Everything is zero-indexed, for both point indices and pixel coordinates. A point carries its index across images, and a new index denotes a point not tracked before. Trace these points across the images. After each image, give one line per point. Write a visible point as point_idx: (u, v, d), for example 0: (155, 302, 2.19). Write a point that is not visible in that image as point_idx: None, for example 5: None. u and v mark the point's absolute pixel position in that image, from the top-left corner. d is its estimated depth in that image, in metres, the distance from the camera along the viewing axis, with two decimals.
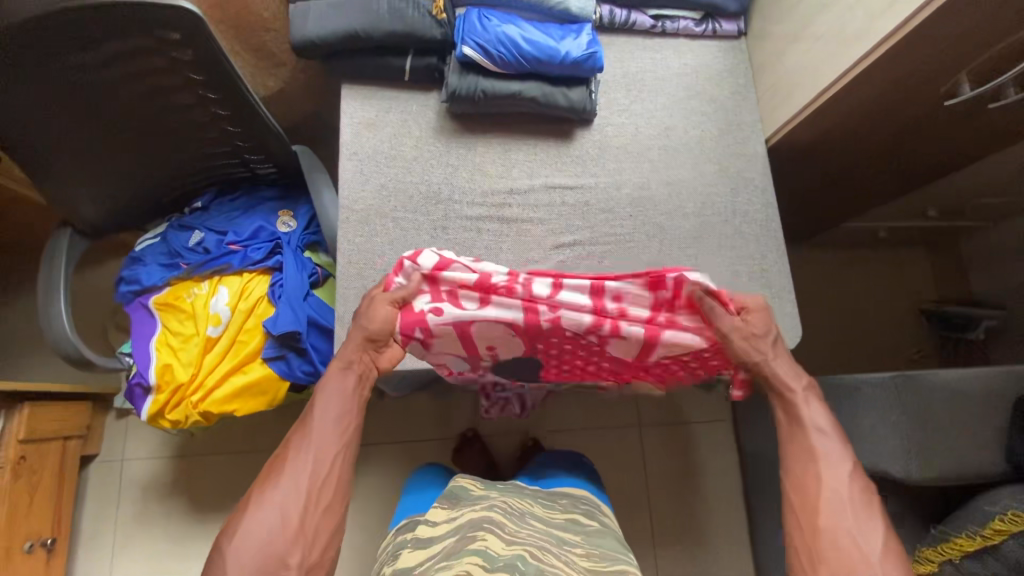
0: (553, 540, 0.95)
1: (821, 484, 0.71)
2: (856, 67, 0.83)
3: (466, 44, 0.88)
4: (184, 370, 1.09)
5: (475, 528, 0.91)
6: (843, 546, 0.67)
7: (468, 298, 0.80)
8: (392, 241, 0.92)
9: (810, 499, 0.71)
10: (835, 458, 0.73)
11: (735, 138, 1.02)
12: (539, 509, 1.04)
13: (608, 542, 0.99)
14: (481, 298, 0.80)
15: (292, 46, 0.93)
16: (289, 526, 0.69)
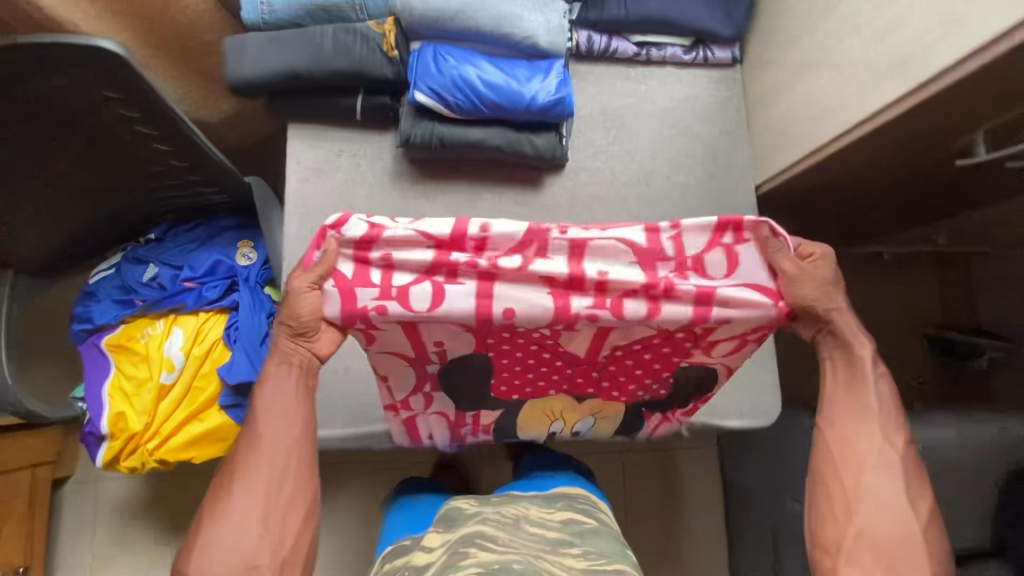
0: (547, 544, 0.79)
1: (870, 444, 0.66)
2: (857, 130, 0.73)
3: (418, 89, 0.79)
4: (138, 418, 1.05)
5: (467, 544, 0.77)
6: (891, 513, 0.63)
7: (411, 282, 0.64)
8: None
9: (849, 461, 0.66)
10: (883, 415, 0.67)
11: (724, 183, 0.93)
12: (536, 513, 0.89)
13: (608, 536, 0.84)
14: (430, 282, 0.64)
15: (229, 86, 0.83)
16: (253, 531, 0.63)
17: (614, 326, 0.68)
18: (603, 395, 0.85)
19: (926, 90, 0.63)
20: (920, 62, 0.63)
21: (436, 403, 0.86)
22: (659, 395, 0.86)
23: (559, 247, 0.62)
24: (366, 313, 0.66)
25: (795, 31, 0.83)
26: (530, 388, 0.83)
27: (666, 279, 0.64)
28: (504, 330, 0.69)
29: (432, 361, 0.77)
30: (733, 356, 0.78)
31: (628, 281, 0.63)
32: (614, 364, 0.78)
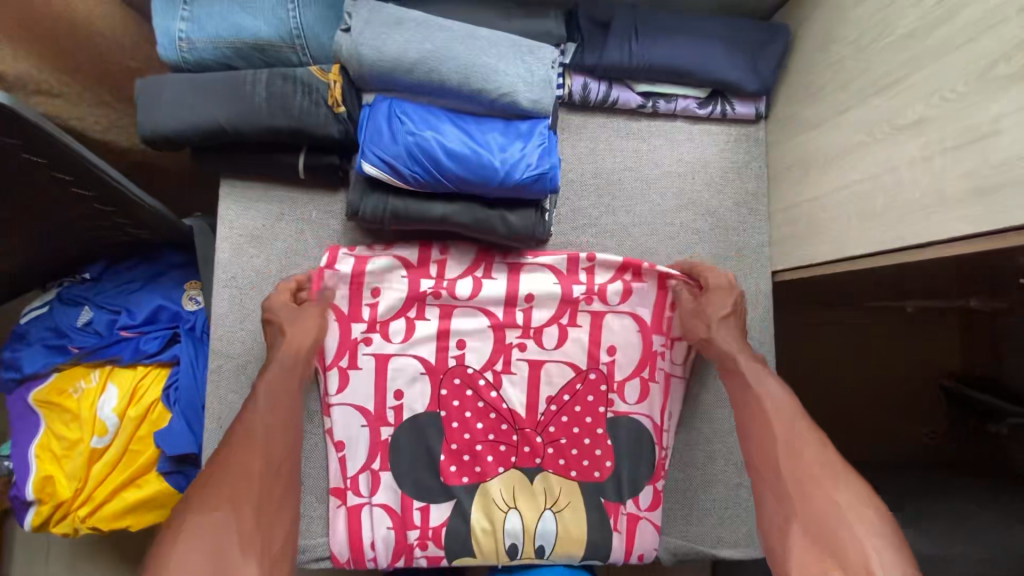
0: None
1: (769, 420, 0.62)
2: (907, 254, 0.57)
3: (366, 159, 0.64)
4: (69, 482, 0.95)
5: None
6: (812, 487, 0.55)
7: (388, 313, 0.75)
8: None
9: (765, 453, 0.61)
10: (772, 394, 0.64)
11: (736, 267, 0.79)
12: None
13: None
14: (403, 312, 0.75)
15: (142, 138, 0.69)
16: (243, 522, 0.53)
17: (539, 353, 0.76)
18: (555, 468, 0.74)
19: (1009, 236, 0.46)
20: (1003, 198, 0.46)
21: (381, 483, 0.72)
22: (607, 472, 0.74)
23: (501, 269, 0.76)
24: (352, 341, 0.74)
25: (836, 98, 0.67)
26: (480, 465, 0.73)
27: (575, 300, 0.76)
28: (452, 360, 0.75)
29: (386, 420, 0.73)
30: (651, 401, 0.76)
31: (547, 307, 0.76)
32: (553, 423, 0.75)
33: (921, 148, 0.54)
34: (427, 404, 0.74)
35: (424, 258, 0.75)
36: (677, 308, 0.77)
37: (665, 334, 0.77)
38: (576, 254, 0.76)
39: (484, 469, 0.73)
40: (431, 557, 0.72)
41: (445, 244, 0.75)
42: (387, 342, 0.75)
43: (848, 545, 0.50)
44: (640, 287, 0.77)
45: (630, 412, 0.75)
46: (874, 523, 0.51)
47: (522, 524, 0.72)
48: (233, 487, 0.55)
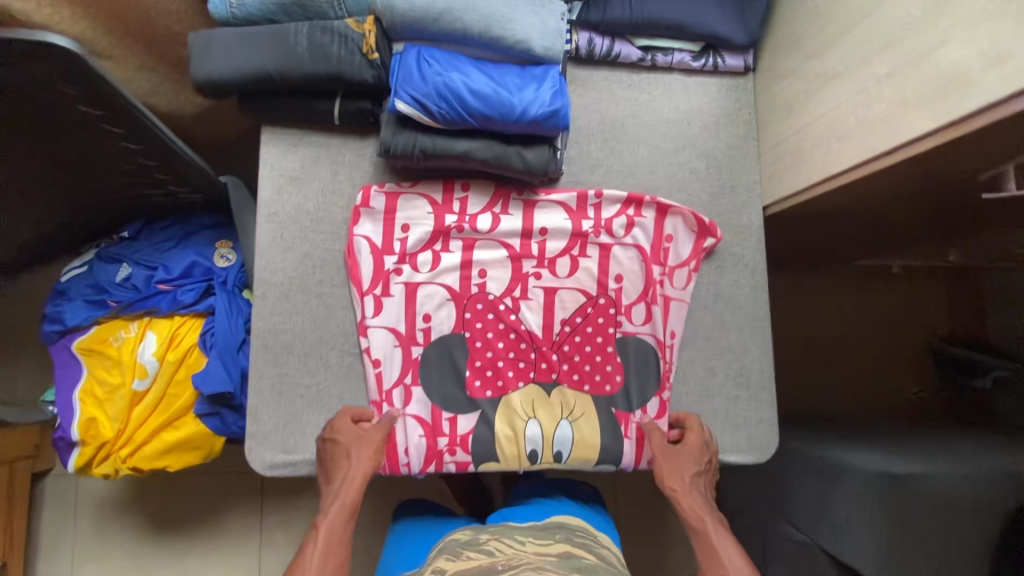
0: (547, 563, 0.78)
1: (726, 575, 0.65)
2: (876, 163, 0.65)
3: (398, 97, 0.72)
4: (112, 424, 1.02)
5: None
6: None
7: (417, 245, 0.83)
8: (314, 321, 0.80)
9: None
10: (728, 556, 0.68)
11: (730, 202, 0.87)
12: (534, 545, 0.86)
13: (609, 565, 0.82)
14: (430, 245, 0.83)
15: (195, 86, 0.76)
16: None
17: (553, 281, 0.84)
18: (569, 382, 0.82)
19: (954, 131, 0.55)
20: (955, 96, 0.54)
21: (413, 397, 0.80)
22: (617, 386, 0.82)
23: (517, 205, 0.84)
24: (385, 272, 0.81)
25: (814, 42, 0.76)
26: (502, 380, 0.81)
27: (584, 234, 0.84)
28: (475, 287, 0.83)
29: (417, 341, 0.81)
30: (656, 320, 0.84)
31: (559, 241, 0.84)
32: (566, 342, 0.83)
33: (887, 68, 0.62)
34: (453, 326, 0.82)
35: (447, 195, 0.83)
36: (673, 240, 0.85)
37: (662, 264, 0.85)
38: (585, 191, 0.84)
39: (506, 384, 0.81)
40: (459, 463, 0.79)
41: (466, 182, 0.83)
42: (417, 272, 0.82)
43: None
44: (642, 221, 0.85)
45: (636, 332, 0.84)
46: None
47: (541, 432, 0.80)
48: None
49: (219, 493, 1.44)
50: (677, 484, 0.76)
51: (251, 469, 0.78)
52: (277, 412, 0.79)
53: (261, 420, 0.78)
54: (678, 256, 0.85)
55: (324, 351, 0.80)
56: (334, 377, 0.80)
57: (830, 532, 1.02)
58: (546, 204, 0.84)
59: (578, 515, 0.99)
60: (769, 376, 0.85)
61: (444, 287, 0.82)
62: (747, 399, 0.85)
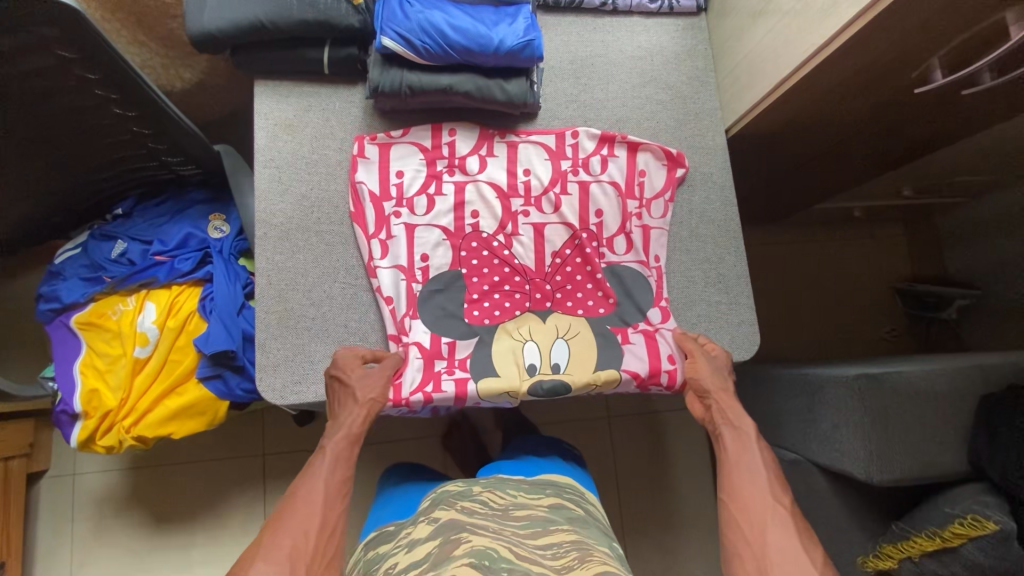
0: (536, 524, 0.80)
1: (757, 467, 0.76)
2: (817, 56, 0.75)
3: (385, 34, 0.78)
4: (114, 394, 1.03)
5: (455, 530, 0.74)
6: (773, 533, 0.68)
7: (411, 190, 0.87)
8: (315, 256, 0.84)
9: (752, 492, 0.73)
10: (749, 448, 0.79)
11: (695, 128, 0.95)
12: (524, 498, 0.88)
13: (585, 518, 0.85)
14: (424, 189, 0.88)
15: (190, 40, 0.82)
16: None
17: (541, 218, 0.89)
18: (562, 309, 0.87)
19: None
20: None
21: (412, 327, 0.83)
22: (611, 308, 0.88)
23: (501, 147, 0.90)
24: (384, 215, 0.86)
25: None
26: (499, 309, 0.86)
27: (564, 173, 0.90)
28: (469, 226, 0.88)
29: (416, 278, 0.85)
30: (637, 247, 0.90)
31: (543, 181, 0.90)
32: (558, 273, 0.89)
33: None
34: (450, 262, 0.87)
35: (436, 140, 0.88)
36: (647, 174, 0.91)
37: (638, 198, 0.91)
38: (562, 132, 0.91)
39: (502, 313, 0.86)
40: (459, 381, 0.81)
41: (453, 127, 0.89)
42: (414, 215, 0.87)
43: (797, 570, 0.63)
44: (615, 159, 0.91)
45: (621, 260, 0.90)
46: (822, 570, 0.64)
47: (539, 350, 0.84)
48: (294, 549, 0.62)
49: (217, 481, 1.42)
50: (711, 386, 0.83)
51: (264, 398, 0.80)
52: (286, 342, 0.82)
53: (271, 350, 0.81)
54: (653, 188, 0.91)
55: (326, 284, 0.84)
56: (338, 308, 0.84)
57: (818, 443, 1.07)
58: (531, 147, 0.90)
59: (565, 473, 1.01)
60: (745, 282, 0.92)
61: (438, 228, 0.87)
62: (728, 302, 0.91)
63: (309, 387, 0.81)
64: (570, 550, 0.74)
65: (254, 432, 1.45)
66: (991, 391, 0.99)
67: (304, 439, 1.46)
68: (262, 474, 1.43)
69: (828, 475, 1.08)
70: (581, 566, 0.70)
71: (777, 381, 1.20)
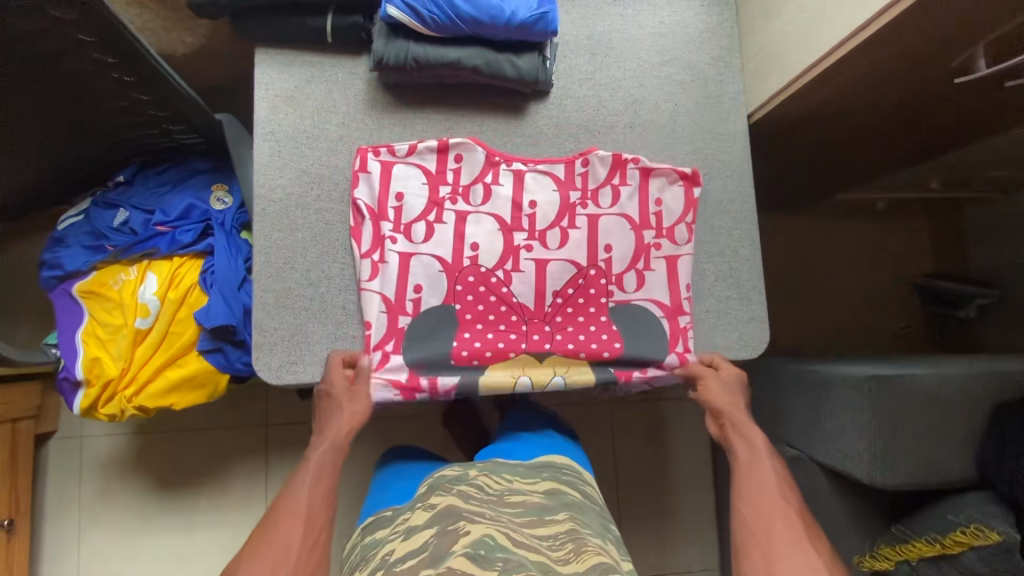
0: (533, 513, 0.79)
1: (771, 472, 0.74)
2: (855, 38, 0.69)
3: (391, 2, 0.74)
4: (115, 364, 1.02)
5: (452, 518, 0.73)
6: (790, 544, 0.65)
7: (411, 215, 0.83)
8: (313, 257, 0.81)
9: (764, 495, 0.71)
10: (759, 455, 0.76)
11: (715, 112, 0.89)
12: (521, 483, 0.87)
13: (580, 502, 0.85)
14: (425, 215, 0.83)
15: (188, 4, 0.78)
16: None
17: (545, 253, 0.85)
18: (561, 351, 0.83)
19: None
20: None
21: (391, 363, 0.81)
22: (616, 353, 0.84)
23: (506, 176, 0.85)
24: (381, 237, 0.82)
25: None
26: (491, 350, 0.82)
27: (572, 206, 0.85)
28: (468, 259, 0.83)
29: (404, 311, 0.82)
30: (649, 287, 0.86)
31: (549, 213, 0.85)
32: (558, 314, 0.84)
33: None
34: (442, 298, 0.83)
35: (441, 165, 0.84)
36: (662, 203, 0.86)
37: (654, 228, 0.86)
38: (572, 159, 0.85)
39: (495, 353, 0.82)
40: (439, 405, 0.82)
41: (459, 152, 0.84)
42: (411, 242, 0.83)
43: None
44: (627, 188, 0.86)
45: (629, 299, 0.86)
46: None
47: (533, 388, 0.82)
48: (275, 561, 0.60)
49: (220, 449, 1.44)
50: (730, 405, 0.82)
51: (259, 377, 0.79)
52: (283, 324, 0.80)
53: (267, 331, 0.79)
54: (672, 214, 0.86)
55: (325, 265, 0.82)
56: (335, 290, 0.81)
57: (822, 442, 1.05)
58: (538, 173, 0.85)
59: (564, 452, 1.01)
60: (758, 279, 0.88)
61: (438, 260, 0.83)
62: (739, 299, 0.88)
63: (307, 368, 0.80)
64: (566, 541, 0.73)
65: (257, 403, 1.46)
66: (1008, 398, 0.95)
67: (305, 412, 1.47)
68: (264, 444, 1.45)
69: (828, 475, 1.06)
70: (577, 559, 0.69)
71: (784, 375, 1.18)
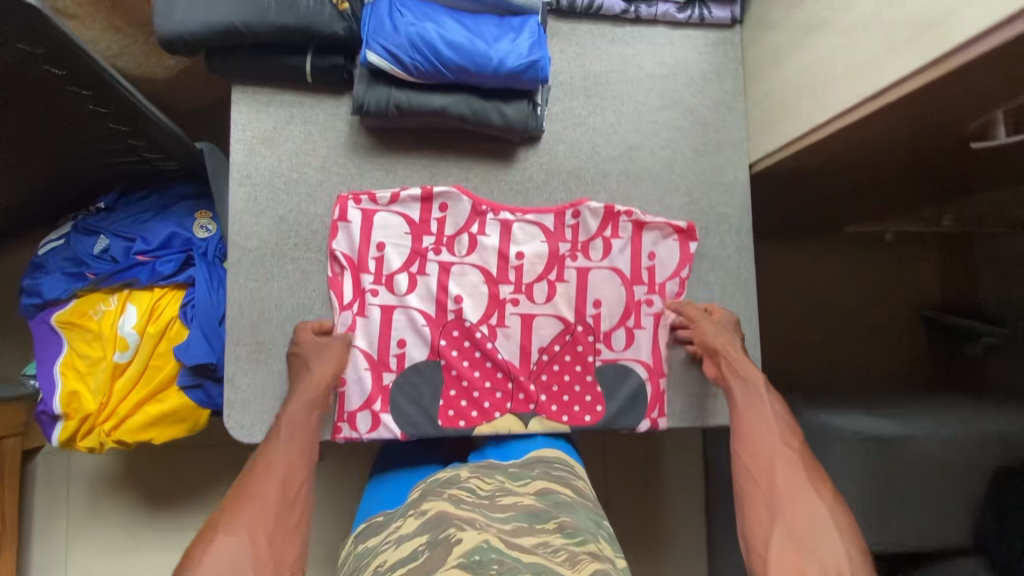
0: (538, 506, 0.64)
1: (769, 414, 0.71)
2: (864, 107, 0.63)
3: (370, 48, 0.70)
4: (94, 398, 1.00)
5: (441, 526, 0.58)
6: (795, 491, 0.63)
7: (392, 266, 0.80)
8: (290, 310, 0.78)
9: (765, 443, 0.69)
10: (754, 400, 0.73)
11: (715, 161, 0.85)
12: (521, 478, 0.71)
13: (592, 510, 0.65)
14: (407, 266, 0.80)
15: (159, 42, 0.73)
16: (259, 549, 0.55)
17: (532, 307, 0.81)
18: (547, 413, 0.80)
19: (939, 67, 0.54)
20: (940, 31, 0.52)
21: (381, 424, 0.77)
22: (598, 416, 0.80)
23: (493, 226, 0.81)
24: (361, 290, 0.79)
25: None
26: (477, 409, 0.78)
27: (561, 257, 0.82)
28: (451, 312, 0.80)
29: (389, 367, 0.78)
30: (638, 347, 0.82)
31: (536, 266, 0.81)
32: (544, 371, 0.81)
33: (871, 9, 0.60)
34: (428, 352, 0.79)
35: (425, 214, 0.80)
36: (656, 257, 0.83)
37: (647, 283, 0.83)
38: (563, 210, 0.81)
39: (481, 413, 0.78)
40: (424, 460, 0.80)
41: (444, 202, 0.80)
42: (393, 294, 0.79)
43: (819, 546, 0.58)
44: (619, 241, 0.82)
45: (618, 359, 0.82)
46: (843, 528, 0.59)
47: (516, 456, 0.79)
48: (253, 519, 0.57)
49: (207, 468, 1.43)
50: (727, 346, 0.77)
51: (230, 434, 0.77)
52: (256, 379, 0.77)
53: (240, 386, 0.76)
54: (666, 269, 0.83)
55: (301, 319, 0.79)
56: None
57: None
58: (526, 221, 0.81)
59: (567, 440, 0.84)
60: (753, 338, 0.85)
61: (420, 313, 0.79)
62: None
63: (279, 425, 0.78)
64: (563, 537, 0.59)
65: None
66: (1010, 465, 0.91)
67: None
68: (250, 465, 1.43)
69: None
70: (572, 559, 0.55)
71: None
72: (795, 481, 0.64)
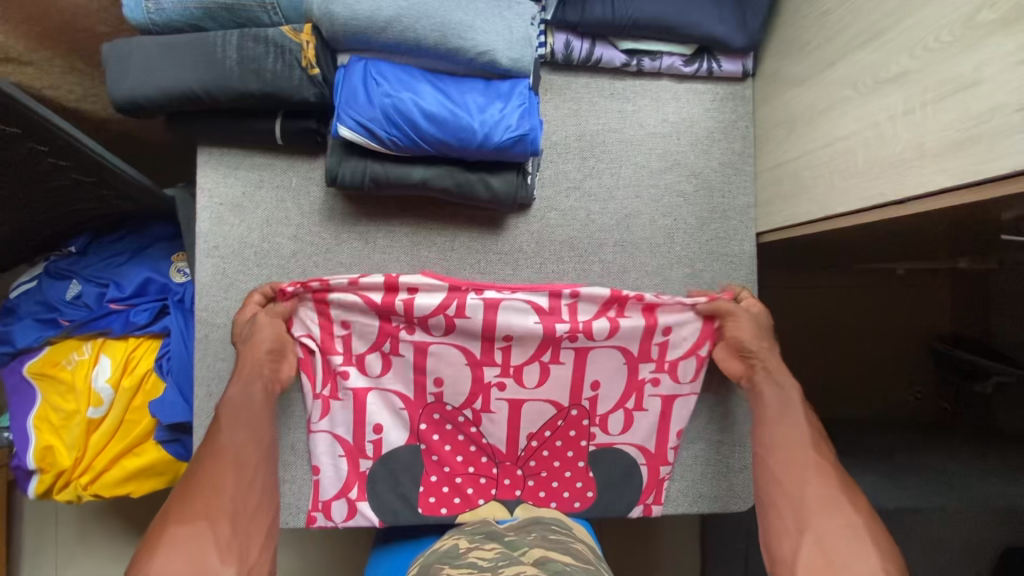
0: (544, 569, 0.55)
1: (796, 421, 0.68)
2: (888, 209, 0.57)
3: (343, 122, 0.63)
4: (69, 453, 0.97)
5: None
6: (830, 504, 0.59)
7: (362, 347, 0.73)
8: None
9: (794, 454, 0.65)
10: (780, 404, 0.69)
11: (720, 229, 0.79)
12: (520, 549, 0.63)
13: None
14: (377, 346, 0.73)
15: (113, 104, 0.67)
16: (219, 536, 0.53)
17: (520, 391, 0.76)
18: (533, 500, 0.77)
19: (976, 190, 0.48)
20: (979, 151, 0.46)
21: (357, 512, 0.75)
22: (589, 501, 0.78)
23: (475, 306, 0.72)
24: (331, 373, 0.73)
25: (824, 53, 0.65)
26: (459, 497, 0.75)
27: (558, 340, 0.74)
28: (432, 394, 0.75)
29: (365, 454, 0.75)
30: (634, 431, 0.78)
31: (527, 347, 0.74)
32: (533, 456, 0.77)
33: (903, 103, 0.54)
34: (408, 437, 0.75)
35: (388, 297, 0.71)
36: (671, 334, 0.75)
37: (655, 362, 0.76)
38: (558, 290, 0.72)
39: (463, 500, 0.75)
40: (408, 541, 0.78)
41: (412, 285, 0.70)
42: (366, 376, 0.74)
43: (857, 554, 0.53)
44: (626, 322, 0.75)
45: (613, 442, 0.78)
46: (884, 543, 0.54)
47: None
48: (207, 504, 0.55)
49: None
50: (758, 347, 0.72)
51: None
52: None
53: None
54: (681, 347, 0.76)
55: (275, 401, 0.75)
56: (287, 425, 0.75)
57: None
58: (517, 295, 0.72)
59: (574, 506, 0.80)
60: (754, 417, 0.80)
61: (399, 395, 0.75)
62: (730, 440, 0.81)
63: None
64: None
65: None
66: None
67: None
68: None
69: None
70: None
71: None
72: (826, 492, 0.60)
